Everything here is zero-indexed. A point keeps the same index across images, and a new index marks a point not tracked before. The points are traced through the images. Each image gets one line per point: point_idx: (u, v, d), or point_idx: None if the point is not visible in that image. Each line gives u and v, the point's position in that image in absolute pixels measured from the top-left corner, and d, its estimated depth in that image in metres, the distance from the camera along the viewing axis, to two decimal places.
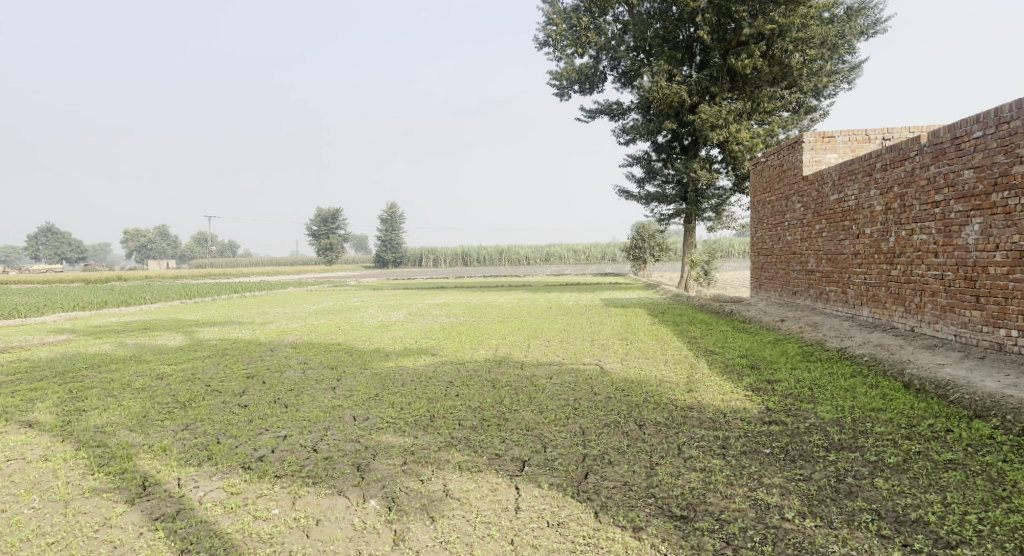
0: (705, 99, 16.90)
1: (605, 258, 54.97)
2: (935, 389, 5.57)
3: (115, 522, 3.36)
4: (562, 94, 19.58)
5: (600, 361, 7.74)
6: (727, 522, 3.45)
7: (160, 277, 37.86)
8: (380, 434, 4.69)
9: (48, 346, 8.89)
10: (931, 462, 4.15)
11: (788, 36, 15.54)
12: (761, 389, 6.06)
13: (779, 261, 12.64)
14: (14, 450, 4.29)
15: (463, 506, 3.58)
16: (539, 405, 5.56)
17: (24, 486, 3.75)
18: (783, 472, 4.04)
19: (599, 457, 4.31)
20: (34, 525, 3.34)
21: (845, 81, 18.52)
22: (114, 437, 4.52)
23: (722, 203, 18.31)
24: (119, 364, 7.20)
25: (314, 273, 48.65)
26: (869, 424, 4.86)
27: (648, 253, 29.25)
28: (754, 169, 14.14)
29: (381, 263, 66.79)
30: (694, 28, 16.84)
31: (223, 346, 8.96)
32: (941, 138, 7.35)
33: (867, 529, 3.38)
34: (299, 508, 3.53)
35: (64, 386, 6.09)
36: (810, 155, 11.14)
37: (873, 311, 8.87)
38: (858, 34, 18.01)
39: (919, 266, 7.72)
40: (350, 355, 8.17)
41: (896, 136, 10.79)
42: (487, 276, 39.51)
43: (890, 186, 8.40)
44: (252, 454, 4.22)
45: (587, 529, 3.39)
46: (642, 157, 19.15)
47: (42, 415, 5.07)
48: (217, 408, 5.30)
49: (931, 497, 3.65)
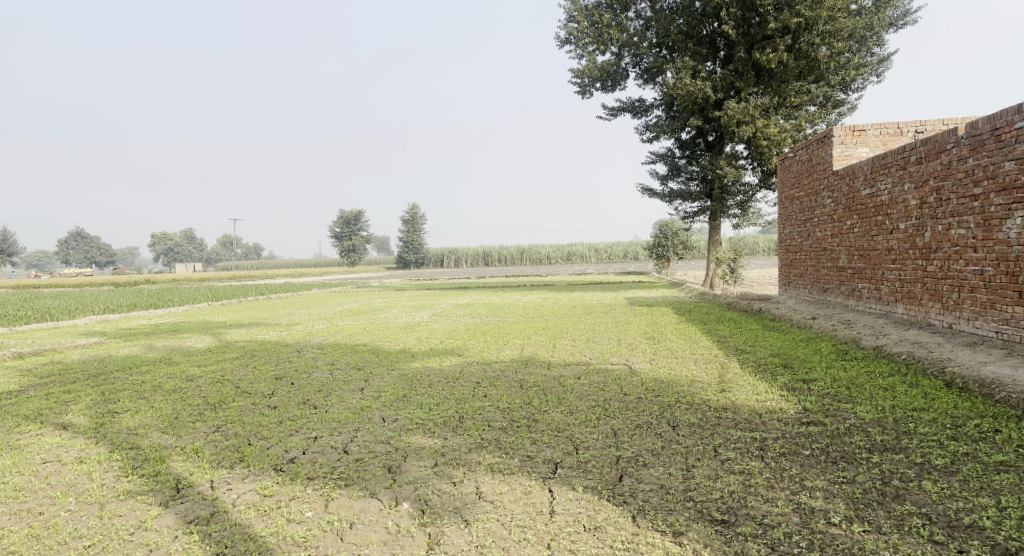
0: (730, 94, 16.63)
1: (627, 258, 54.63)
2: (979, 389, 5.35)
3: (150, 525, 3.36)
4: (584, 91, 19.47)
5: (629, 361, 7.61)
6: (771, 527, 3.33)
7: (187, 280, 38.67)
8: (409, 435, 4.65)
9: (80, 349, 9.04)
10: (981, 464, 3.96)
11: (815, 29, 15.19)
12: (796, 388, 5.90)
13: (809, 258, 12.36)
14: (49, 452, 4.33)
15: (497, 509, 3.52)
16: (569, 405, 5.47)
17: (60, 488, 3.78)
18: (826, 475, 3.90)
19: (633, 459, 4.21)
20: (71, 528, 3.35)
21: (873, 73, 18.08)
22: (146, 439, 4.54)
23: (748, 199, 17.99)
24: (149, 367, 7.27)
25: (338, 275, 49.31)
26: (913, 425, 4.68)
27: (671, 251, 28.85)
28: (781, 164, 13.89)
29: (403, 265, 66.97)
30: (718, 23, 16.58)
31: (250, 347, 9.02)
32: (979, 129, 7.10)
33: (918, 534, 3.23)
34: (332, 510, 3.50)
35: (97, 388, 6.17)
36: (840, 150, 10.87)
37: (908, 307, 8.61)
38: (887, 26, 17.54)
39: (957, 261, 7.46)
40: (377, 356, 8.17)
41: (930, 128, 10.48)
42: (509, 275, 39.56)
43: (926, 179, 8.13)
44: (283, 456, 4.21)
45: (626, 534, 3.30)
46: (666, 155, 18.94)
47: (76, 417, 5.12)
48: (247, 409, 5.32)
49: (984, 501, 3.48)
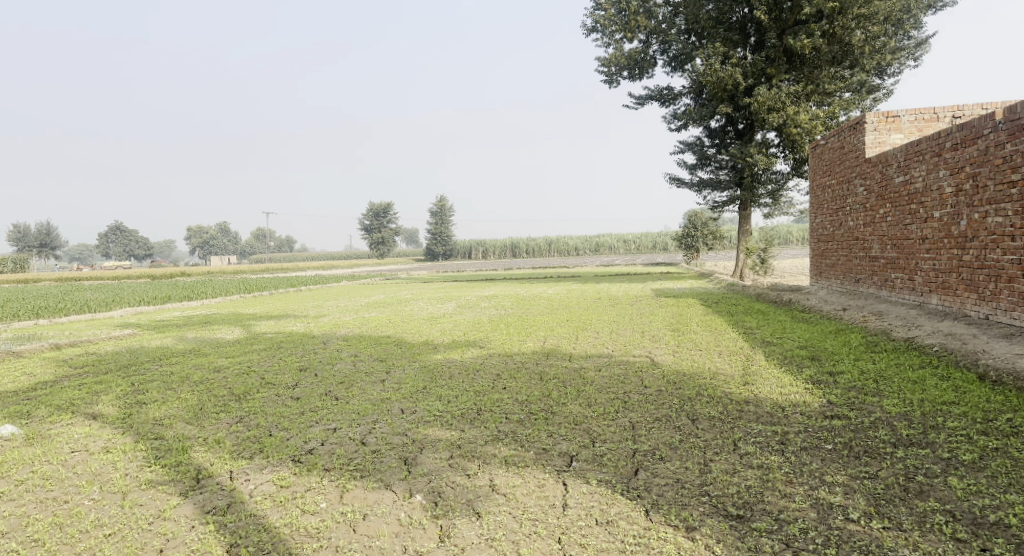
0: (760, 81, 16.27)
1: (656, 248, 54.14)
2: (1013, 382, 5.15)
3: (168, 515, 3.46)
4: (611, 80, 19.25)
5: (651, 353, 7.53)
6: (787, 523, 3.27)
7: (219, 273, 39.57)
8: (427, 427, 4.68)
9: (114, 340, 9.34)
10: (1011, 459, 3.82)
11: (849, 13, 14.70)
12: (822, 381, 5.76)
13: (840, 247, 12.05)
14: (77, 442, 4.48)
15: (509, 502, 3.52)
16: (588, 398, 5.44)
17: (86, 478, 3.92)
18: (847, 470, 3.81)
19: (649, 452, 4.17)
20: (93, 517, 3.47)
21: (910, 57, 17.46)
22: (171, 430, 4.67)
23: (779, 188, 17.57)
24: (178, 358, 7.47)
25: (365, 268, 49.89)
26: (941, 418, 4.54)
27: (701, 241, 28.43)
28: (812, 152, 13.57)
29: (431, 256, 67.32)
30: (748, 9, 16.21)
31: (278, 339, 9.18)
32: (1018, 114, 6.80)
33: (940, 532, 3.14)
34: (347, 501, 3.55)
35: (127, 379, 6.36)
36: (873, 136, 10.52)
37: (942, 298, 8.33)
38: (925, 8, 16.87)
39: (994, 250, 7.18)
40: (400, 348, 8.25)
41: (968, 113, 10.09)
42: (534, 267, 39.46)
43: (962, 165, 7.84)
44: (302, 447, 4.28)
45: (638, 529, 3.28)
46: (694, 144, 18.64)
47: (105, 407, 5.30)
48: (270, 400, 5.43)
49: (1012, 498, 3.36)
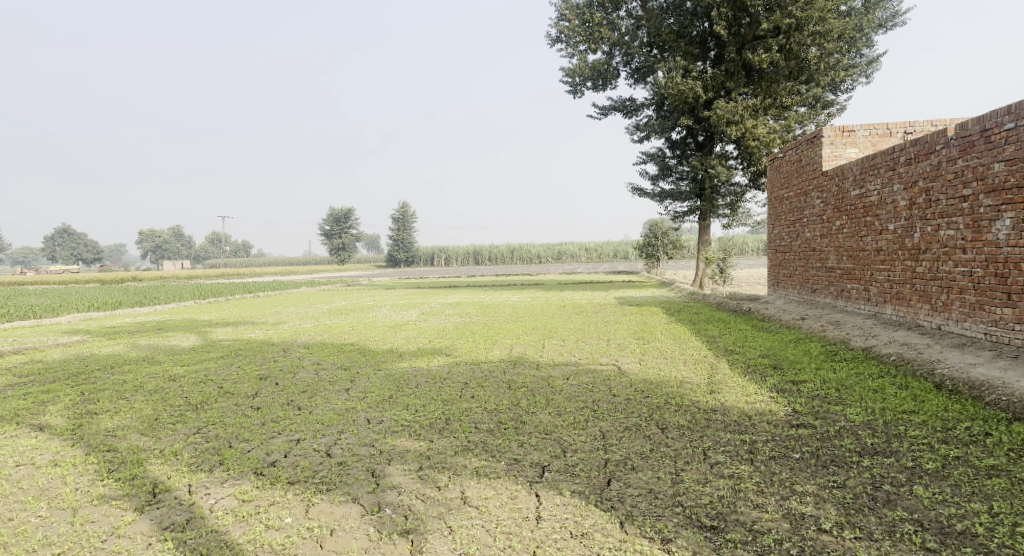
0: (720, 94, 16.64)
1: (617, 257, 54.86)
2: (969, 391, 5.33)
3: (123, 532, 3.26)
4: (575, 90, 19.40)
5: (618, 361, 7.53)
6: (760, 534, 3.28)
7: (169, 277, 38.07)
8: (394, 438, 4.55)
9: (61, 348, 8.83)
10: (972, 468, 3.92)
11: (805, 30, 15.17)
12: (785, 390, 5.85)
13: (798, 258, 12.34)
14: (22, 455, 4.21)
15: (481, 515, 3.44)
16: (557, 407, 5.39)
17: (32, 493, 3.66)
18: (816, 479, 3.85)
19: (621, 462, 4.14)
20: (41, 535, 3.24)
21: (861, 75, 18.09)
22: (124, 442, 4.42)
23: (738, 199, 17.97)
24: (131, 366, 7.11)
25: (325, 274, 48.85)
26: (903, 427, 4.65)
27: (661, 250, 28.76)
28: (770, 165, 13.90)
29: (393, 263, 66.49)
30: (709, 23, 16.55)
31: (236, 346, 8.83)
32: (969, 130, 7.08)
33: (910, 542, 3.19)
34: (312, 516, 3.41)
35: (77, 388, 6.03)
36: (830, 150, 10.86)
37: (896, 308, 8.60)
38: (876, 28, 17.56)
39: (946, 262, 7.46)
40: (363, 356, 8.06)
41: (918, 130, 10.47)
42: (497, 274, 39.27)
43: (915, 180, 8.13)
44: (264, 459, 4.11)
45: (613, 541, 3.24)
46: (657, 155, 18.90)
47: (53, 418, 5.00)
48: (229, 410, 5.20)
49: (976, 507, 3.44)
